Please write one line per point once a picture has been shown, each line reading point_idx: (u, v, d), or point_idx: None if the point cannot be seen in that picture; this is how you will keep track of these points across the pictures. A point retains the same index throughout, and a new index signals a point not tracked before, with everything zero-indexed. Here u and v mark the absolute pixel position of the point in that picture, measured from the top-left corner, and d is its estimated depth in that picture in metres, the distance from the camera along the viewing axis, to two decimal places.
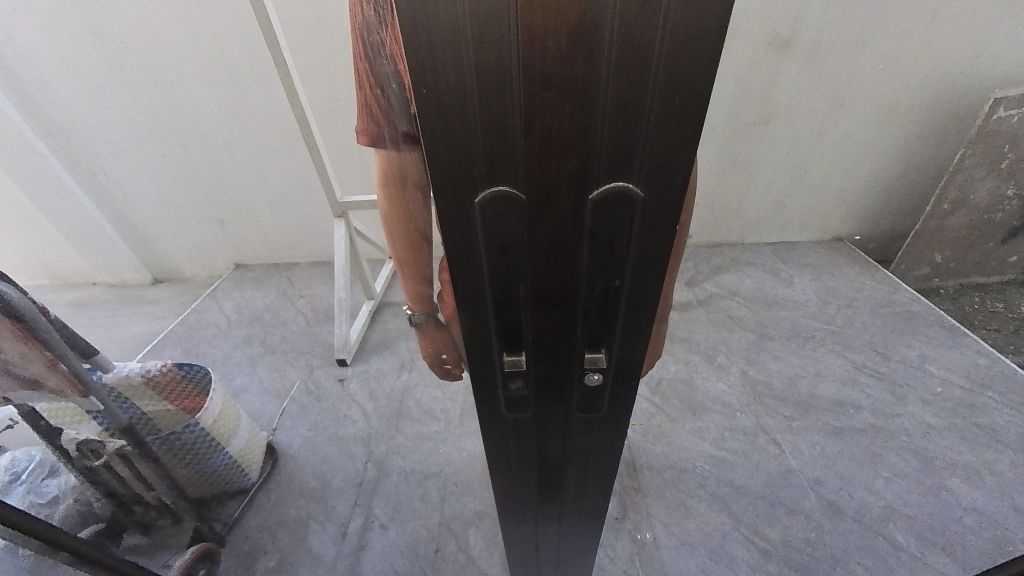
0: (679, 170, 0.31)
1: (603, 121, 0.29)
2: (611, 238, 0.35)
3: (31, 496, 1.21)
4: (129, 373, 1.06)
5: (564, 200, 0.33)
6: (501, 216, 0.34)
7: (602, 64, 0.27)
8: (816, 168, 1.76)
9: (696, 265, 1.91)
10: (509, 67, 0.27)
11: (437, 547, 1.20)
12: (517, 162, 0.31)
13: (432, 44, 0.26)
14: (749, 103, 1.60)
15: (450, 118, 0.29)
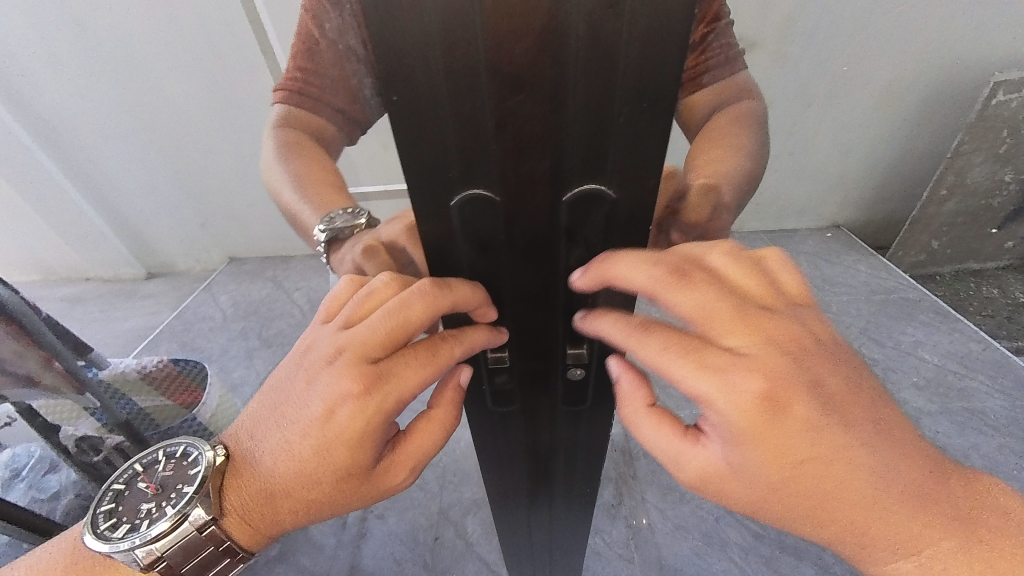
0: (627, 164, 0.43)
1: (570, 108, 0.39)
2: (572, 220, 0.48)
3: (32, 491, 1.22)
4: (125, 369, 1.17)
5: (531, 191, 0.45)
6: (478, 205, 0.46)
7: (565, 67, 0.37)
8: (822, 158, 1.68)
9: None
10: (484, 86, 0.38)
11: (436, 534, 1.22)
12: (494, 165, 0.43)
13: (414, 56, 0.36)
14: None
15: (438, 113, 0.39)
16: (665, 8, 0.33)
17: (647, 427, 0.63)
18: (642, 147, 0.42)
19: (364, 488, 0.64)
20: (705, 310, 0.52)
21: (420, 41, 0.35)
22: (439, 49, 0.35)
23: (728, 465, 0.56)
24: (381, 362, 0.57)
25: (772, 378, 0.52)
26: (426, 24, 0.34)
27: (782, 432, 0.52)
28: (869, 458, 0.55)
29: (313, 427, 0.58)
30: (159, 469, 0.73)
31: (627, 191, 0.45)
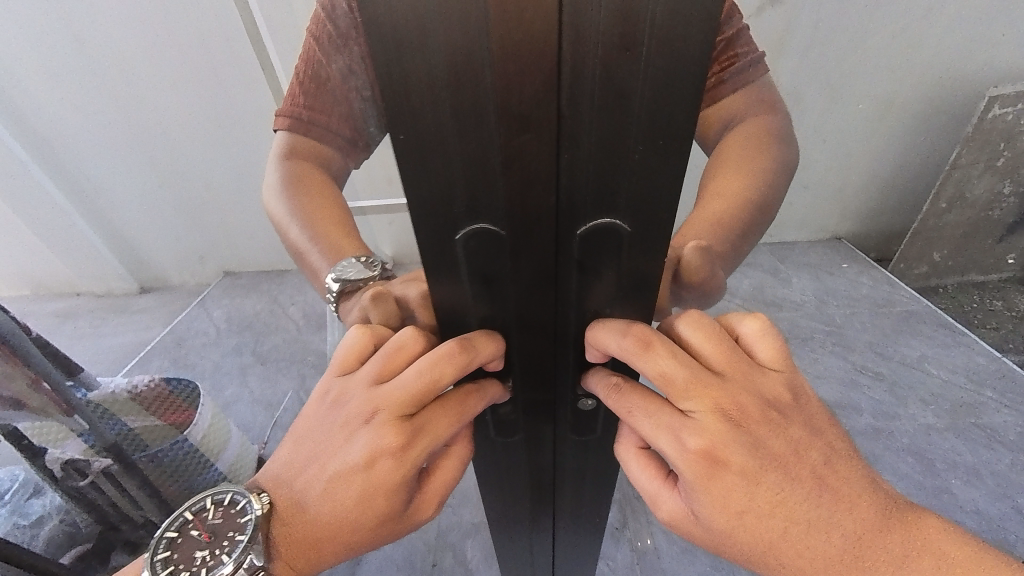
0: (637, 198, 0.44)
1: (586, 144, 0.40)
2: (578, 252, 0.49)
3: (14, 518, 1.16)
4: (116, 390, 1.12)
5: (536, 223, 0.46)
6: (482, 237, 0.47)
7: (582, 105, 0.38)
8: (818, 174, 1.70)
9: None
10: (492, 126, 0.39)
11: (435, 560, 1.18)
12: (499, 201, 0.44)
13: (416, 90, 0.37)
14: None
15: (444, 148, 0.41)
16: (682, 43, 0.34)
17: (636, 469, 0.68)
18: (652, 181, 0.43)
19: (396, 524, 0.67)
20: (665, 378, 0.56)
21: (427, 81, 0.37)
22: (447, 89, 0.37)
23: (691, 512, 0.62)
24: (415, 416, 0.60)
25: (715, 440, 0.56)
26: (434, 64, 0.36)
27: (718, 481, 0.57)
28: (820, 506, 0.58)
29: (353, 477, 0.61)
30: (209, 516, 0.69)
31: (635, 223, 0.46)
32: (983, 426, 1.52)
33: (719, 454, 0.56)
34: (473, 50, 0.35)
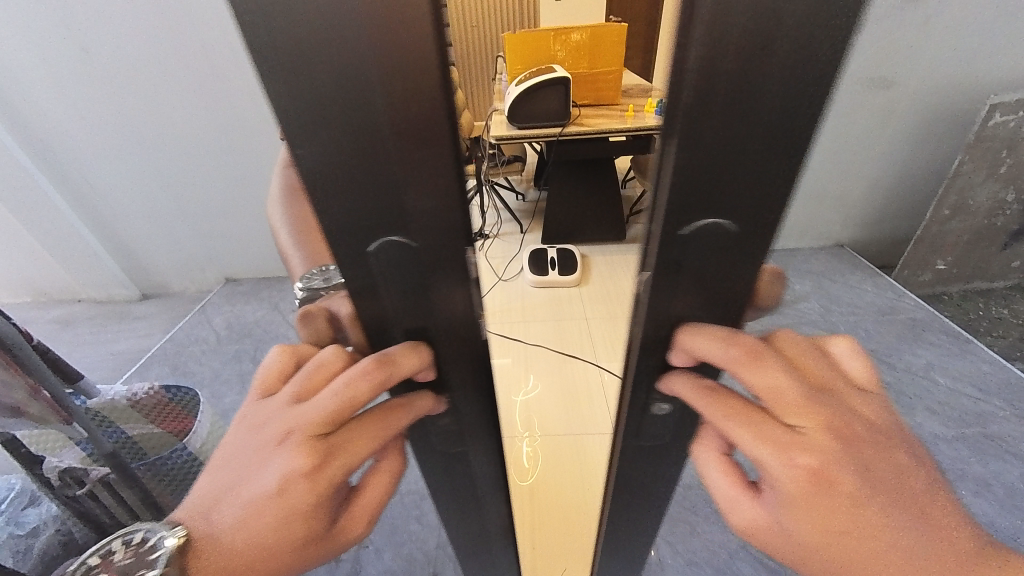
0: (764, 219, 0.29)
1: (700, 165, 0.26)
2: (660, 292, 0.33)
3: (10, 526, 1.15)
4: (116, 397, 1.15)
5: (453, 254, 0.32)
6: (396, 262, 0.32)
7: (696, 119, 0.24)
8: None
9: None
10: (388, 140, 0.26)
11: (435, 571, 1.15)
12: (419, 236, 0.31)
13: (294, 106, 0.25)
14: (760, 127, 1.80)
15: (343, 177, 0.28)
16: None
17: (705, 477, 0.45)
18: (769, 180, 0.27)
19: (310, 567, 0.42)
20: (769, 389, 0.35)
21: (280, 59, 0.23)
22: (298, 76, 0.24)
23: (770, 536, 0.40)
24: (330, 442, 0.37)
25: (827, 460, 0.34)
26: (292, 66, 0.24)
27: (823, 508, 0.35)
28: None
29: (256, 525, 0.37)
30: None
31: (747, 226, 0.30)
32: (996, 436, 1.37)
33: (833, 472, 0.34)
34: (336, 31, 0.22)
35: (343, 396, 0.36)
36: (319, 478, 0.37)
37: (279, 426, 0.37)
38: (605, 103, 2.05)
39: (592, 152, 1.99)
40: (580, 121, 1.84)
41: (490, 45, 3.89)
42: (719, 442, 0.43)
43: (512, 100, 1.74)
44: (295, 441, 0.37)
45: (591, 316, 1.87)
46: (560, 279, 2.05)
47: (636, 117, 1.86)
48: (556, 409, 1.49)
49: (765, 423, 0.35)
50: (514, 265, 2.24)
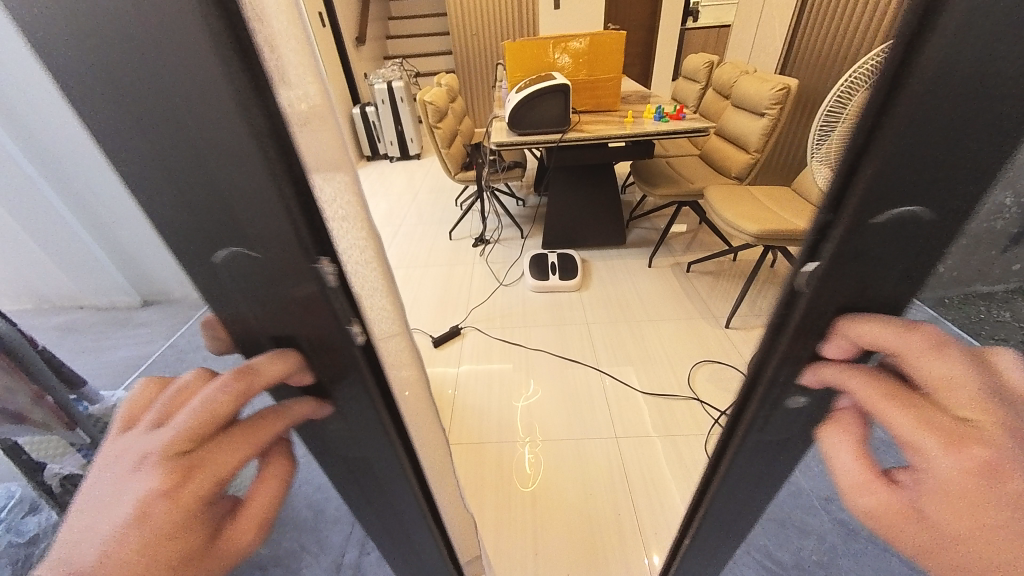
0: (970, 195, 0.26)
1: (929, 119, 0.24)
2: (829, 287, 0.31)
3: (7, 536, 1.14)
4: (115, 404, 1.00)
5: (289, 257, 0.33)
6: (245, 264, 0.34)
7: (943, 62, 0.22)
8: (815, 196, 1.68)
9: (697, 288, 2.03)
10: (208, 151, 0.28)
11: None
12: (244, 237, 0.32)
13: (113, 119, 0.27)
14: (753, 137, 1.87)
15: (172, 187, 0.30)
16: None
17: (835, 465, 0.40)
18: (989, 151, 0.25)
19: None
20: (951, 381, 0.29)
21: (76, 64, 0.26)
22: (97, 82, 0.26)
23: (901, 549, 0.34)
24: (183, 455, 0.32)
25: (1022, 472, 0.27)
26: (93, 72, 0.26)
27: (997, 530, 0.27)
28: None
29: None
30: None
31: (946, 214, 0.27)
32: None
33: (1010, 465, 0.27)
34: (122, 47, 0.25)
35: (202, 409, 0.33)
36: (188, 491, 0.31)
37: (136, 448, 0.32)
38: (604, 110, 2.07)
39: (592, 158, 2.00)
40: (580, 127, 1.85)
41: (490, 54, 3.93)
42: (859, 425, 0.37)
43: (513, 107, 1.76)
44: (156, 456, 0.31)
45: (591, 321, 1.87)
46: (561, 284, 2.05)
47: (635, 123, 1.88)
48: (557, 414, 1.49)
49: (919, 403, 0.30)
50: (515, 271, 2.25)
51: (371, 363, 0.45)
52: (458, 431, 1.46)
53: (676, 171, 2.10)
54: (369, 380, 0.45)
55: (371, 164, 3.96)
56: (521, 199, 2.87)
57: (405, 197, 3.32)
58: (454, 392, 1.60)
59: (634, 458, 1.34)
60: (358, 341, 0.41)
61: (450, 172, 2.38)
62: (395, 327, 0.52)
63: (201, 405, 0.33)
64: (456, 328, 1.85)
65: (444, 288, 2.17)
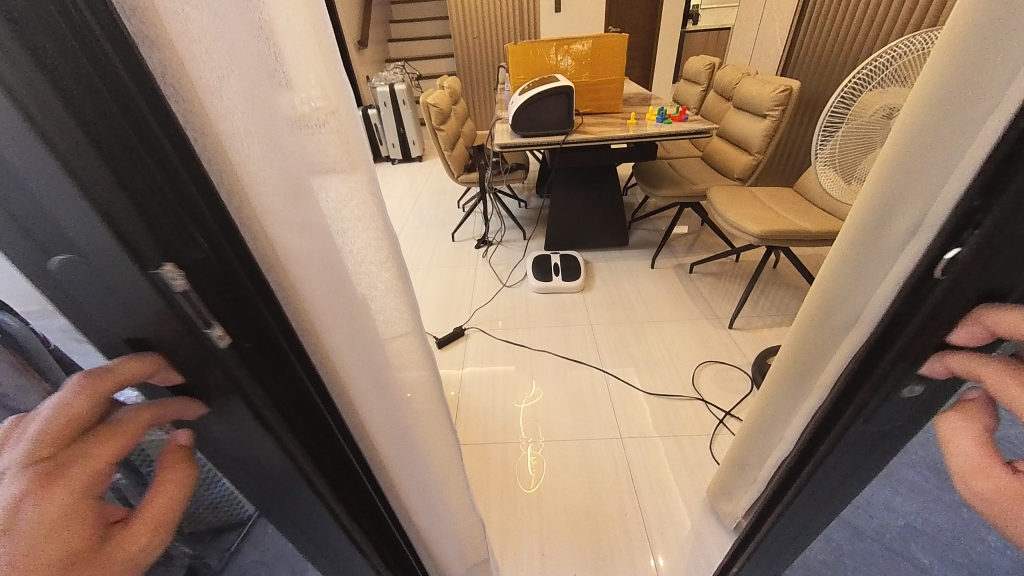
0: None
1: None
2: (972, 273, 0.36)
3: None
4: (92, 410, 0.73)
5: (156, 252, 0.32)
6: (80, 271, 0.33)
7: None
8: (818, 197, 1.68)
9: (700, 289, 2.04)
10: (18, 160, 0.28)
11: None
12: (78, 243, 0.32)
13: None
14: (755, 139, 1.88)
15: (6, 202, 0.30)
16: None
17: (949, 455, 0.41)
18: None
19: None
20: None
21: None
22: None
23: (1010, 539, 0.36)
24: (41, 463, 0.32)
25: None
26: None
27: None
28: None
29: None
30: None
31: None
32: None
33: None
34: None
35: (61, 416, 0.33)
36: (59, 490, 0.32)
37: None
38: (606, 112, 2.08)
39: (595, 159, 2.01)
40: (583, 129, 1.86)
41: (492, 57, 3.95)
42: (986, 413, 0.39)
43: (516, 109, 1.77)
44: (16, 467, 0.31)
45: (595, 322, 1.87)
46: (564, 285, 2.06)
47: (637, 125, 1.89)
48: (562, 415, 1.49)
49: None
50: (518, 273, 2.26)
51: (250, 365, 0.42)
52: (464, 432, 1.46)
53: (677, 173, 2.11)
54: (251, 387, 0.43)
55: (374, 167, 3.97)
56: (523, 201, 2.88)
57: (408, 199, 3.33)
58: (459, 393, 1.60)
59: (639, 458, 1.35)
60: (223, 344, 0.39)
61: (453, 174, 2.39)
62: (397, 324, 0.52)
63: (50, 415, 0.33)
64: (460, 329, 1.85)
65: (448, 290, 2.17)
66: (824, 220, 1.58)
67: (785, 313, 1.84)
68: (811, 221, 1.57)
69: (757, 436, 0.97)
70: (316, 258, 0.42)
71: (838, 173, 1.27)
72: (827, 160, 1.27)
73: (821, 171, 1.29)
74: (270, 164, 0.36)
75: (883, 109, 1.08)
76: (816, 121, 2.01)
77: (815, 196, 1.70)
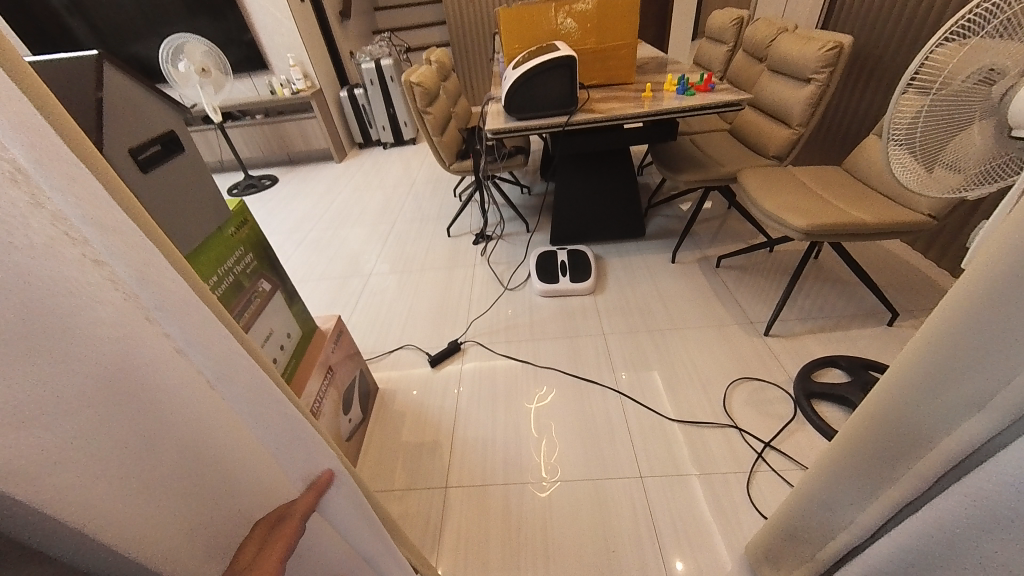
0: None
1: None
2: None
3: None
4: None
5: None
6: None
7: None
8: (876, 178, 1.41)
9: (726, 286, 1.80)
10: None
11: None
12: None
13: None
14: (796, 110, 1.59)
15: None
16: None
17: None
18: None
19: None
20: None
21: None
22: None
23: None
24: None
25: None
26: None
27: None
28: None
29: None
30: None
31: None
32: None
33: None
34: None
35: None
36: None
37: None
38: (617, 84, 1.79)
39: (605, 141, 1.74)
40: (589, 107, 1.58)
41: (486, 23, 3.58)
42: None
43: (509, 86, 1.49)
44: None
45: (609, 331, 1.66)
46: (573, 287, 1.83)
47: (654, 98, 1.60)
48: (572, 449, 1.28)
49: None
50: (521, 272, 2.03)
51: None
52: (459, 469, 1.27)
53: (702, 152, 1.82)
54: None
55: (364, 153, 3.72)
56: (526, 188, 2.63)
57: (402, 189, 3.10)
58: (455, 422, 1.41)
59: (665, 503, 1.14)
60: None
61: (445, 163, 2.14)
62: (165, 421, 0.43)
63: None
64: (455, 343, 1.66)
65: (443, 296, 1.97)
66: (885, 208, 1.30)
67: (828, 314, 1.59)
68: (868, 210, 1.30)
69: (808, 514, 0.74)
70: (118, 358, 0.39)
71: (918, 161, 0.95)
72: (903, 150, 0.94)
73: (893, 163, 0.96)
74: (49, 263, 0.34)
75: (980, 71, 0.78)
76: (868, 84, 1.69)
77: (872, 177, 1.43)
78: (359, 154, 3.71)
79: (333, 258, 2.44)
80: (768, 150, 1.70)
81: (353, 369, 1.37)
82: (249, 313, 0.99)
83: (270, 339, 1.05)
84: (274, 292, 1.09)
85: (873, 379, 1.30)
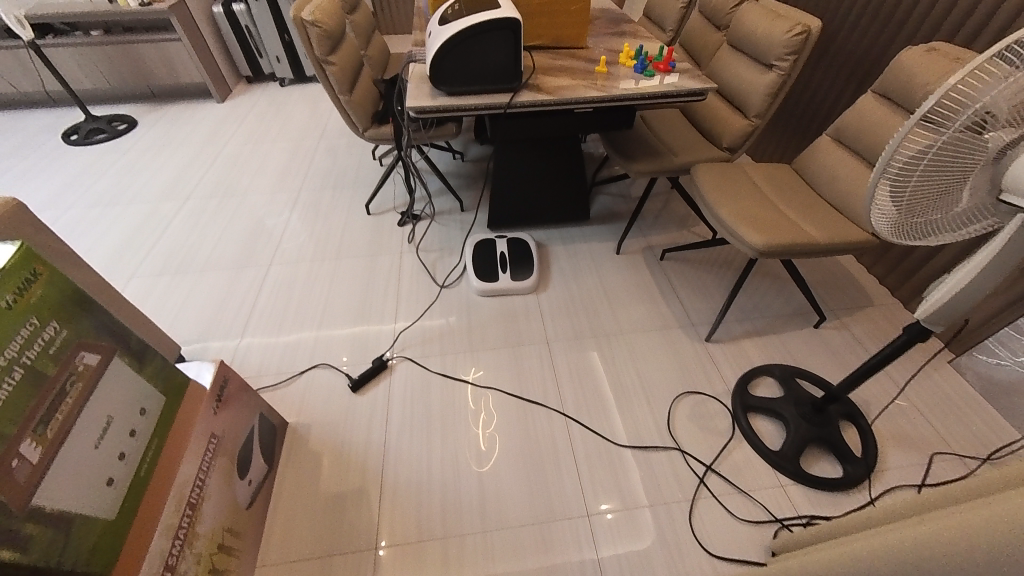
0: None
1: None
2: None
3: None
4: None
5: None
6: None
7: None
8: (827, 187, 1.35)
9: (670, 281, 1.74)
10: None
11: None
12: None
13: None
14: (755, 98, 1.45)
15: None
16: None
17: None
18: None
19: None
20: None
21: None
22: None
23: None
24: None
25: None
26: None
27: None
28: None
29: None
30: None
31: None
32: (995, 466, 1.23)
33: None
34: None
35: None
36: None
37: None
38: (567, 47, 1.50)
39: (552, 121, 1.49)
40: (536, 82, 1.30)
41: None
42: None
43: (437, 49, 1.15)
44: None
45: (553, 338, 1.53)
46: (514, 286, 1.65)
47: (609, 75, 1.36)
48: (517, 485, 1.19)
49: None
50: (455, 264, 1.80)
51: None
52: (390, 523, 1.13)
53: (655, 136, 1.66)
54: None
55: (255, 89, 3.01)
56: (458, 153, 2.30)
57: (307, 141, 2.57)
58: (384, 461, 1.24)
59: (612, 539, 1.10)
60: None
61: (358, 128, 1.75)
62: None
63: None
64: (380, 360, 1.44)
65: (364, 294, 1.70)
66: (834, 223, 1.27)
67: (765, 315, 1.60)
68: (820, 226, 1.25)
69: None
70: None
71: (900, 212, 0.85)
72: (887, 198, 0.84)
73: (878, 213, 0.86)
74: None
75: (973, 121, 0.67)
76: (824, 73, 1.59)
77: (823, 183, 1.38)
78: (248, 91, 2.99)
79: (221, 235, 1.99)
80: (720, 139, 1.58)
81: (252, 417, 1.11)
82: (64, 408, 0.69)
83: (110, 429, 0.76)
84: (110, 363, 0.78)
85: (803, 393, 1.32)
